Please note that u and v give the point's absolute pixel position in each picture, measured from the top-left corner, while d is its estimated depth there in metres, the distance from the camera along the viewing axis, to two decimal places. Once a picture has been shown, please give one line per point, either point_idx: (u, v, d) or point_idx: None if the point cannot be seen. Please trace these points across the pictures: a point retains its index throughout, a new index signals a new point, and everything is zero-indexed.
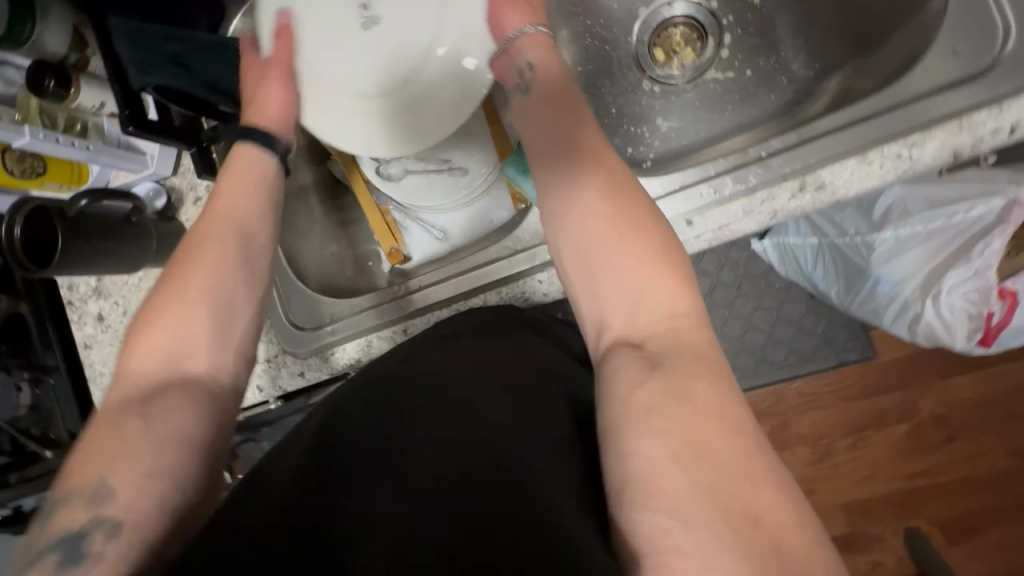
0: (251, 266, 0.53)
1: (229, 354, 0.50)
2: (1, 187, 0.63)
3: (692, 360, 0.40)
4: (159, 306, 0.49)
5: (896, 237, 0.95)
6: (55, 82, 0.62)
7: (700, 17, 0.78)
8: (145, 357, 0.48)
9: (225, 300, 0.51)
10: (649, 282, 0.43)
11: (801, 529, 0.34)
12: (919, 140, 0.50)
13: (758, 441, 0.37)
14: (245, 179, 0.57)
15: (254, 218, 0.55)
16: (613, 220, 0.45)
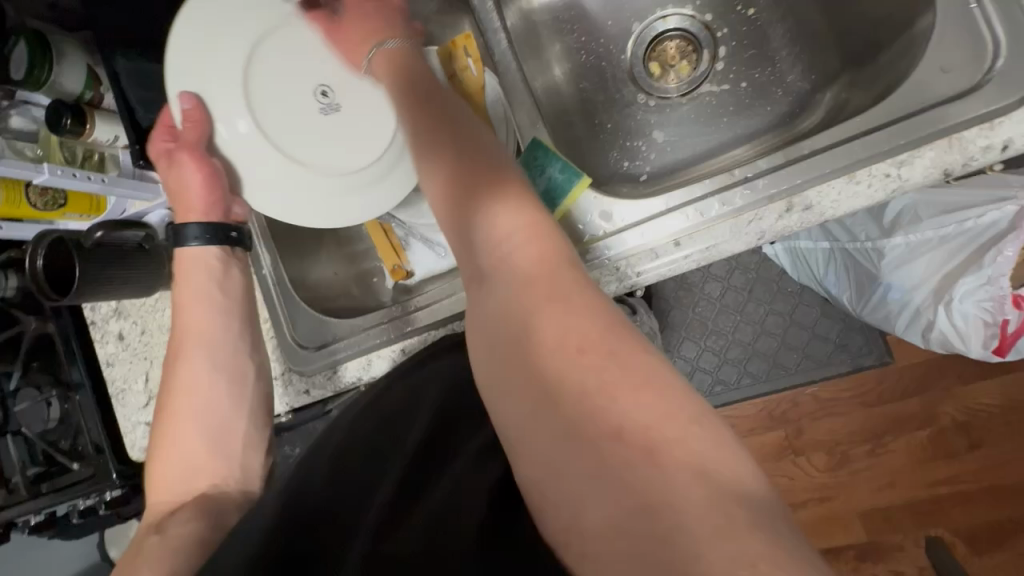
0: (225, 371, 0.62)
1: (232, 461, 0.58)
2: (27, 218, 0.68)
3: (535, 294, 0.43)
4: (165, 431, 0.58)
5: (906, 244, 0.92)
6: (71, 119, 0.65)
7: (694, 30, 0.77)
8: (166, 484, 0.56)
9: (218, 415, 0.60)
10: (493, 217, 0.48)
11: (668, 414, 0.36)
12: (907, 159, 0.50)
13: (604, 346, 0.39)
14: (199, 281, 0.64)
15: (224, 327, 0.64)
16: (460, 176, 0.51)
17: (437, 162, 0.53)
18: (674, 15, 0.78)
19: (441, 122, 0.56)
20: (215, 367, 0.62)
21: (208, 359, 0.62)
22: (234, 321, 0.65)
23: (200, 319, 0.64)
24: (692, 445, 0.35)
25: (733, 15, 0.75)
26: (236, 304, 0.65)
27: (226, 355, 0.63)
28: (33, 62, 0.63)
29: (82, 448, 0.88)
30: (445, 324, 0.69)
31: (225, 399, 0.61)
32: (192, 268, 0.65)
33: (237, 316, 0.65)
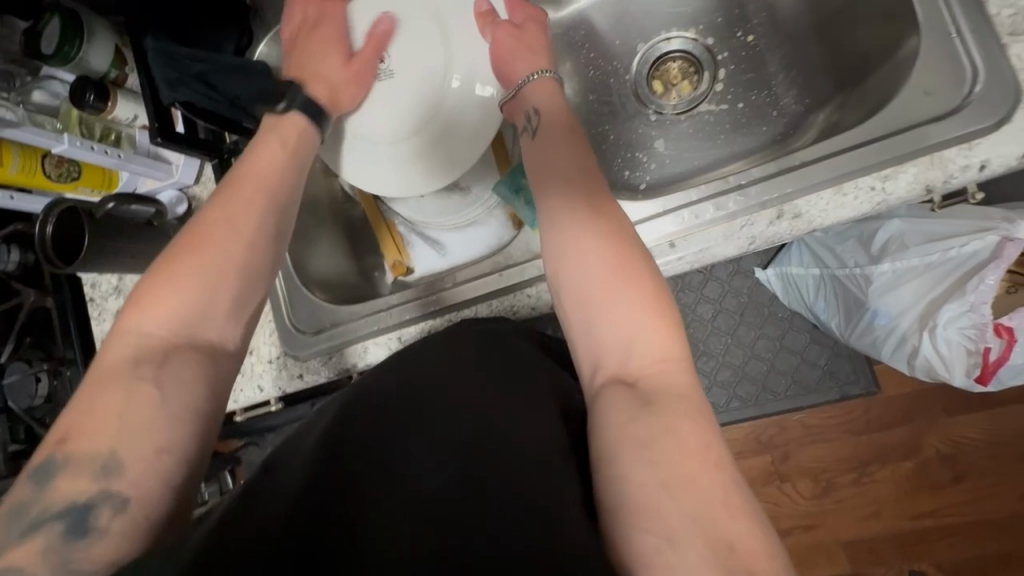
0: (274, 238, 0.55)
1: (240, 326, 0.52)
2: (39, 187, 0.70)
3: (680, 400, 0.46)
4: (175, 267, 0.50)
5: (893, 270, 0.96)
6: (94, 96, 0.67)
7: (696, 52, 0.81)
8: (150, 317, 0.48)
9: (256, 276, 0.52)
10: (624, 311, 0.50)
11: (769, 558, 0.39)
12: (892, 174, 0.53)
13: (732, 474, 0.43)
14: (281, 150, 0.59)
15: (288, 191, 0.57)
16: (611, 263, 0.52)
17: (589, 239, 0.53)
18: (677, 37, 0.81)
19: (601, 198, 0.56)
20: (270, 229, 0.54)
21: (261, 213, 0.54)
22: (289, 192, 0.58)
23: (269, 180, 0.56)
24: (738, 535, 0.39)
25: (733, 40, 0.79)
26: (295, 176, 0.59)
27: (281, 220, 0.56)
28: (62, 39, 0.64)
29: None
30: (437, 314, 0.70)
31: (262, 257, 0.53)
32: (276, 141, 0.60)
33: (295, 189, 0.58)
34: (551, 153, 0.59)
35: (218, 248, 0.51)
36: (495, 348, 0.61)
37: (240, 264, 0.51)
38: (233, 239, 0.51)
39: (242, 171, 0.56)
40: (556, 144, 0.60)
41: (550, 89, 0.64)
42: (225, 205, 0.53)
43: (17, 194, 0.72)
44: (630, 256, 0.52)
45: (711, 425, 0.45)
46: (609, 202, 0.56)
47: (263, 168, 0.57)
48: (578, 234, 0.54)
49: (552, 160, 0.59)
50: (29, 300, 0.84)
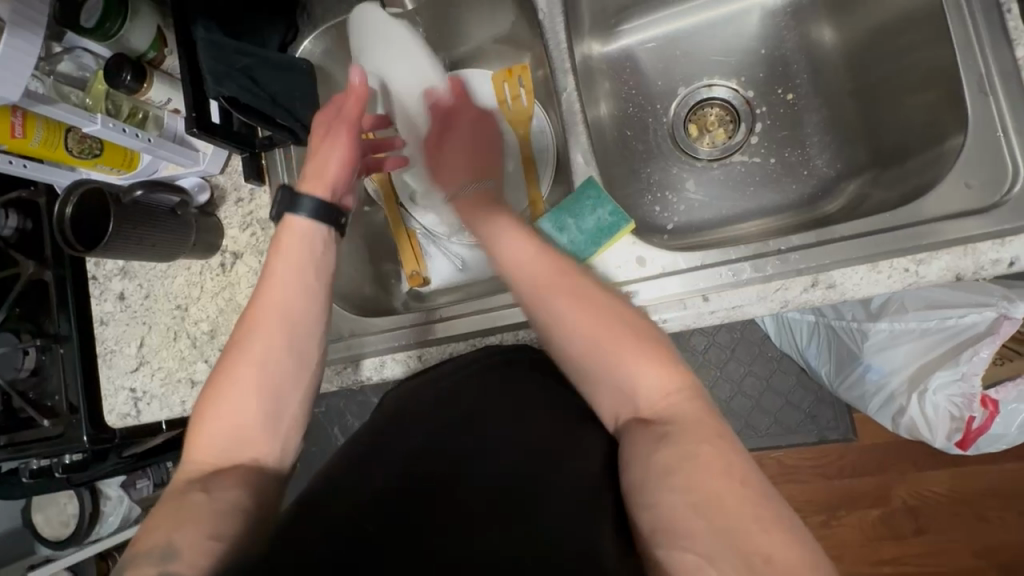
0: (297, 351, 0.56)
1: (283, 435, 0.54)
2: (58, 160, 0.67)
3: (692, 430, 0.47)
4: (218, 398, 0.53)
5: (890, 330, 0.98)
6: (132, 76, 0.64)
7: (735, 103, 0.82)
8: (208, 447, 0.52)
9: (285, 387, 0.55)
10: (625, 366, 0.50)
11: (808, 568, 0.39)
12: (927, 258, 0.54)
13: (759, 490, 0.43)
14: (298, 256, 0.59)
15: (313, 291, 0.58)
16: (582, 320, 0.53)
17: (557, 301, 0.54)
18: (720, 85, 0.82)
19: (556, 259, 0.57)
20: (289, 342, 0.56)
21: (285, 326, 0.56)
22: (319, 303, 0.58)
23: (286, 296, 0.57)
24: (773, 548, 0.40)
25: (773, 96, 0.80)
26: (319, 279, 0.59)
27: (307, 330, 0.57)
28: (104, 14, 0.63)
29: (54, 404, 0.83)
30: (459, 339, 0.70)
31: (289, 367, 0.55)
32: (295, 245, 0.60)
33: (322, 297, 0.59)
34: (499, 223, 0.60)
35: (255, 367, 0.54)
36: (520, 371, 0.62)
37: (269, 382, 0.54)
38: (264, 358, 0.55)
39: (266, 279, 0.58)
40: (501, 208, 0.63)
41: (483, 193, 0.63)
42: (249, 329, 0.55)
43: (31, 163, 0.69)
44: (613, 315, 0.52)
45: (727, 445, 0.45)
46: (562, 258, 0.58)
47: (282, 288, 0.57)
48: (549, 310, 0.54)
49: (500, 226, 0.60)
50: (29, 271, 0.81)
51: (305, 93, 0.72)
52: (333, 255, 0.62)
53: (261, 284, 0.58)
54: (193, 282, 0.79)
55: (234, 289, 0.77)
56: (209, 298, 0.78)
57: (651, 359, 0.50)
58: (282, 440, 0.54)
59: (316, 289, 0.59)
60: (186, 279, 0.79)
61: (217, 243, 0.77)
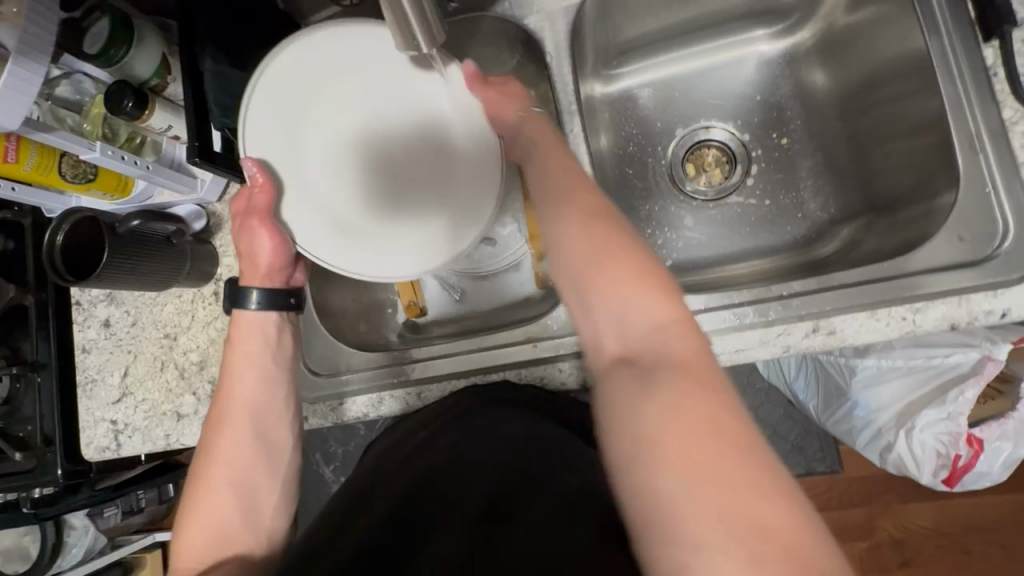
0: (263, 436, 0.57)
1: (264, 522, 0.54)
2: (50, 185, 0.65)
3: (677, 371, 0.42)
4: (195, 500, 0.53)
5: (877, 366, 0.99)
6: (133, 103, 0.63)
7: (732, 145, 0.84)
8: (190, 549, 0.51)
9: (262, 472, 0.56)
10: (627, 298, 0.46)
11: (803, 528, 0.36)
12: (923, 307, 0.56)
13: (750, 441, 0.38)
14: (252, 346, 0.60)
15: (276, 374, 0.60)
16: (573, 239, 0.49)
17: (560, 218, 0.50)
18: (717, 128, 0.84)
19: (575, 174, 0.54)
20: (255, 429, 0.57)
21: (250, 411, 0.57)
22: (280, 385, 0.60)
23: (245, 385, 0.59)
24: (766, 513, 0.36)
25: (768, 140, 0.83)
26: (280, 363, 0.61)
27: (274, 413, 0.59)
28: (109, 41, 0.62)
29: (27, 436, 0.79)
30: (461, 375, 0.68)
31: (259, 457, 0.56)
32: (248, 335, 0.61)
33: (285, 378, 0.61)
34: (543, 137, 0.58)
35: (227, 460, 0.55)
36: (506, 409, 0.61)
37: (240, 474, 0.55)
38: (231, 447, 0.56)
39: (226, 372, 0.60)
40: (540, 146, 0.57)
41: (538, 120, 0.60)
42: (213, 428, 0.57)
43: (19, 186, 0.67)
44: (612, 242, 0.47)
45: (716, 392, 0.40)
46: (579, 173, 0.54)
47: (242, 378, 0.59)
48: (560, 232, 0.50)
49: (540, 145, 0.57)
50: (10, 296, 0.77)
51: None
52: (292, 335, 0.63)
53: (221, 378, 0.60)
54: (183, 311, 0.77)
55: (227, 320, 0.75)
56: (201, 328, 0.76)
57: (649, 290, 0.45)
58: (270, 522, 0.55)
59: (273, 373, 0.60)
60: (176, 307, 0.77)
61: (211, 271, 0.75)
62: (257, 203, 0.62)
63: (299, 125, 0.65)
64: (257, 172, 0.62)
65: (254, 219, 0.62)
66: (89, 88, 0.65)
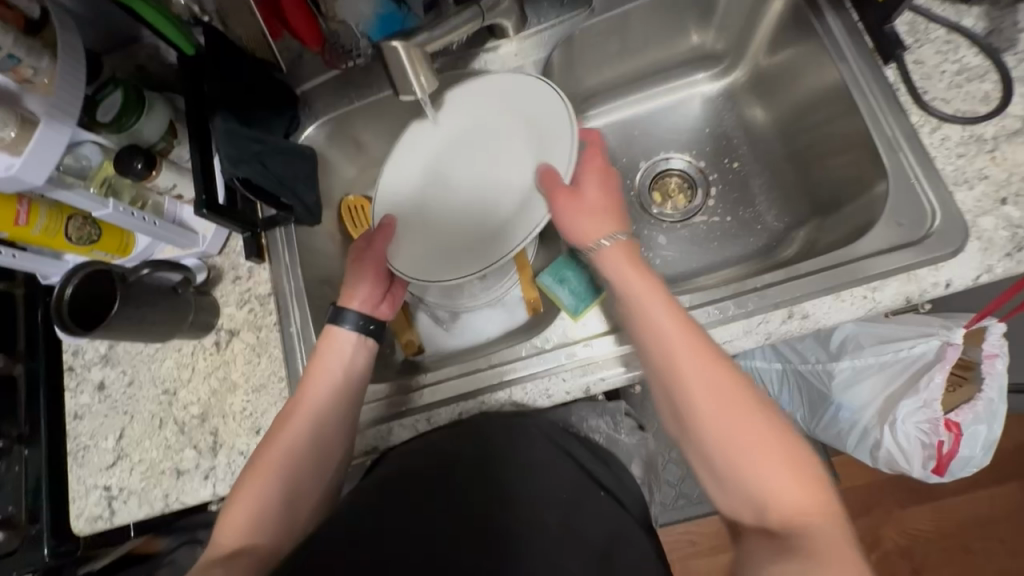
0: (321, 444, 0.63)
1: (290, 524, 0.61)
2: (55, 248, 0.68)
3: (826, 549, 0.45)
4: (248, 482, 0.60)
5: (852, 367, 1.06)
6: (143, 164, 0.67)
7: (691, 172, 0.94)
8: (232, 529, 0.58)
9: (314, 472, 0.63)
10: (762, 466, 0.49)
11: None
12: (879, 285, 0.63)
13: None
14: (331, 363, 0.66)
15: (349, 388, 0.66)
16: (704, 415, 0.52)
17: (689, 392, 0.53)
18: (677, 158, 0.94)
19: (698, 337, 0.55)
20: (315, 436, 0.63)
21: (314, 421, 0.63)
22: (343, 403, 0.66)
23: (318, 394, 0.65)
24: None
25: (722, 165, 0.93)
26: (352, 380, 0.67)
27: (333, 423, 0.64)
28: (121, 110, 0.67)
29: (12, 515, 0.75)
30: (468, 397, 0.71)
31: (312, 464, 0.63)
32: (332, 351, 0.67)
33: (350, 397, 0.66)
34: (650, 293, 0.58)
35: (288, 449, 0.62)
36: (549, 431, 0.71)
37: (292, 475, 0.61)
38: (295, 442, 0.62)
39: (306, 378, 0.66)
40: (644, 287, 0.59)
41: (626, 242, 0.62)
42: (280, 427, 0.63)
43: (20, 253, 0.69)
44: (748, 410, 0.51)
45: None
46: (691, 332, 0.55)
47: (316, 388, 0.65)
48: (688, 394, 0.53)
49: (648, 303, 0.57)
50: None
51: (308, 180, 0.77)
52: (367, 357, 0.69)
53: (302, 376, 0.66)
54: (183, 365, 0.77)
55: (229, 368, 0.75)
56: (201, 378, 0.76)
57: (791, 463, 0.49)
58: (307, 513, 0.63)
59: (342, 392, 0.66)
60: (176, 361, 0.77)
61: (212, 322, 0.76)
62: (373, 246, 0.71)
63: (412, 141, 0.77)
64: (388, 223, 0.72)
65: (369, 261, 0.70)
66: (94, 153, 0.67)
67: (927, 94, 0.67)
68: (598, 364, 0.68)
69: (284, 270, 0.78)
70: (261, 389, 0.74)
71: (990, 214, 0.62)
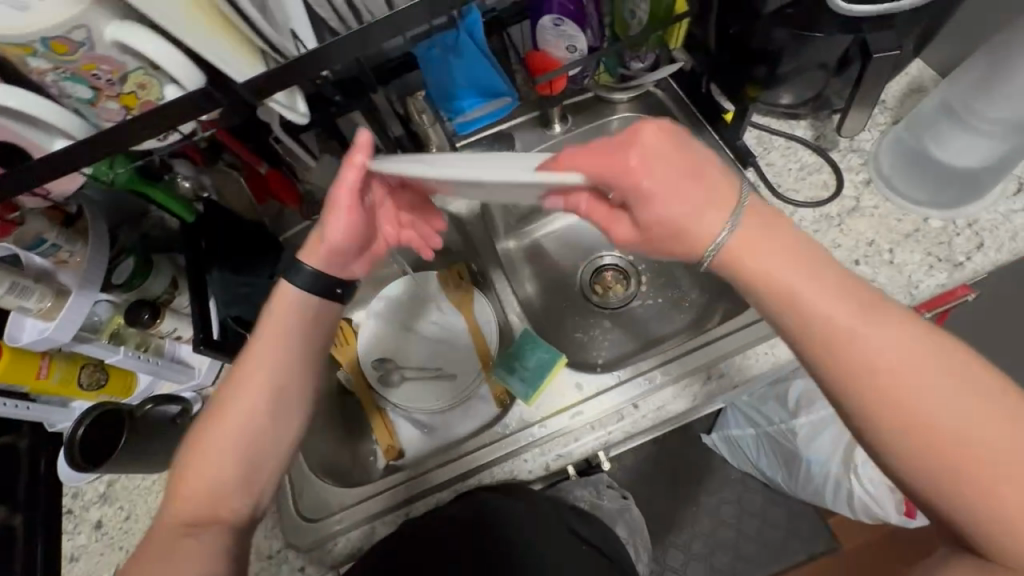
0: (274, 405, 0.60)
1: (251, 486, 0.60)
2: (70, 395, 0.78)
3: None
4: (203, 445, 0.59)
5: (809, 422, 1.14)
6: (149, 314, 0.80)
7: (622, 265, 1.08)
8: (191, 495, 0.58)
9: (271, 435, 0.61)
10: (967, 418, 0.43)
11: None
12: (776, 341, 0.76)
13: None
14: (282, 324, 0.60)
15: (305, 353, 0.61)
16: (899, 407, 0.44)
17: (862, 395, 0.45)
18: (607, 254, 1.09)
19: (891, 349, 0.44)
20: (272, 399, 0.60)
21: (270, 385, 0.60)
22: (298, 364, 0.61)
23: (268, 358, 0.60)
24: None
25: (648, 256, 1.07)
26: (310, 346, 0.62)
27: (292, 387, 0.61)
28: (133, 272, 0.79)
29: None
30: (443, 487, 0.78)
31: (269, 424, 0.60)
32: (285, 311, 0.60)
33: (306, 359, 0.62)
34: (815, 290, 0.46)
35: (239, 421, 0.59)
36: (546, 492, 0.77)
37: (248, 437, 0.59)
38: (244, 418, 0.59)
39: (257, 339, 0.60)
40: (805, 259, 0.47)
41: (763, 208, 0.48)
42: (233, 392, 0.59)
43: (33, 403, 0.78)
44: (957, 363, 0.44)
45: None
46: (876, 331, 0.45)
47: (266, 350, 0.60)
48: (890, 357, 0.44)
49: (818, 309, 0.46)
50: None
51: None
52: (323, 310, 0.62)
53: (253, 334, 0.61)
54: None
55: None
56: None
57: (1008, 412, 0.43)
58: (267, 474, 0.62)
59: (296, 354, 0.61)
60: None
61: None
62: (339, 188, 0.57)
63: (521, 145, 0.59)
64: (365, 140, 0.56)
65: (340, 194, 0.58)
66: (107, 309, 0.79)
67: (782, 188, 0.85)
68: (556, 442, 0.77)
69: None
70: None
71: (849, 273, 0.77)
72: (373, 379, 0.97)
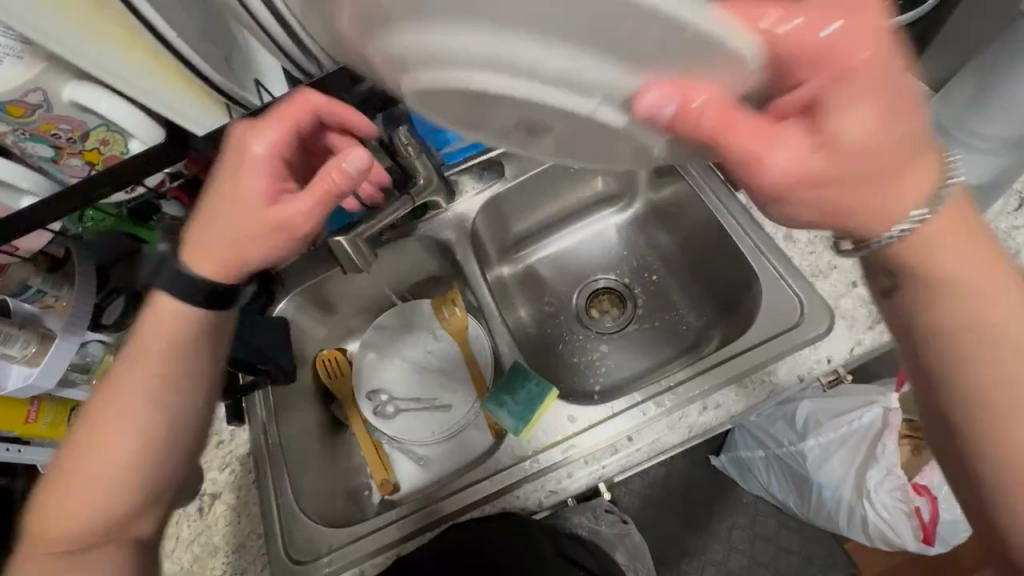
0: (156, 420, 0.55)
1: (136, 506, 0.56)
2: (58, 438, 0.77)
3: None
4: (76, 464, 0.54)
5: (819, 445, 1.10)
6: None
7: (617, 287, 1.06)
8: (65, 519, 0.54)
9: (153, 453, 0.56)
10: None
11: None
12: (772, 368, 0.74)
13: None
14: (156, 335, 0.54)
15: (181, 363, 0.56)
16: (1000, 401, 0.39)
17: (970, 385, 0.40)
18: (602, 277, 1.07)
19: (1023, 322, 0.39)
20: (155, 415, 0.55)
21: (147, 399, 0.55)
22: (181, 375, 0.56)
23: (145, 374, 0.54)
24: None
25: (643, 278, 1.05)
26: (187, 356, 0.56)
27: (176, 400, 0.56)
28: (123, 313, 0.80)
29: None
30: (434, 524, 0.76)
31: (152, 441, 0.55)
32: (161, 321, 0.55)
33: (191, 368, 0.56)
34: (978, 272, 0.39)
35: (114, 440, 0.54)
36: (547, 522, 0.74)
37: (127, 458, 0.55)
38: (121, 438, 0.54)
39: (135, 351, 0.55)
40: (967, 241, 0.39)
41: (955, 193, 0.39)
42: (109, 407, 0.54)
43: (25, 447, 0.79)
44: None
45: None
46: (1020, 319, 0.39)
47: (142, 365, 0.54)
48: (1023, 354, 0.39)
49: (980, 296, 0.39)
50: None
51: (281, 347, 0.89)
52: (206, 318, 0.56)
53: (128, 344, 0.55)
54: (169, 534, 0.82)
55: (211, 531, 0.81)
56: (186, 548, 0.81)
57: None
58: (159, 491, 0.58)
59: (176, 367, 0.55)
60: None
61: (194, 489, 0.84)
62: (251, 159, 0.52)
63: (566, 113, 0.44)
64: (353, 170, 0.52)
65: (292, 206, 0.51)
66: (99, 349, 0.79)
67: None
68: (549, 477, 0.74)
69: (260, 431, 0.88)
70: (240, 548, 0.80)
71: (846, 296, 0.75)
72: (367, 413, 0.95)
